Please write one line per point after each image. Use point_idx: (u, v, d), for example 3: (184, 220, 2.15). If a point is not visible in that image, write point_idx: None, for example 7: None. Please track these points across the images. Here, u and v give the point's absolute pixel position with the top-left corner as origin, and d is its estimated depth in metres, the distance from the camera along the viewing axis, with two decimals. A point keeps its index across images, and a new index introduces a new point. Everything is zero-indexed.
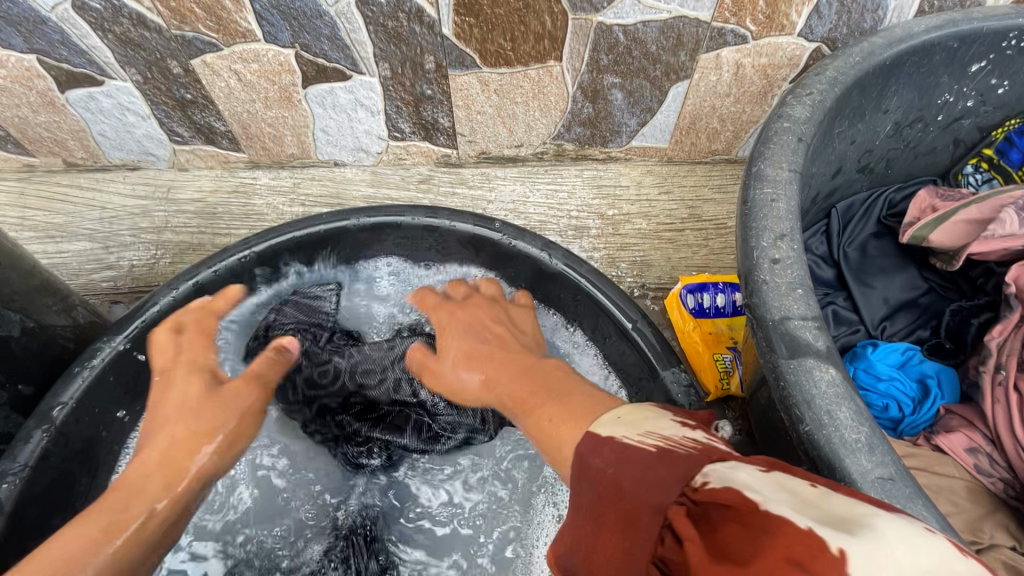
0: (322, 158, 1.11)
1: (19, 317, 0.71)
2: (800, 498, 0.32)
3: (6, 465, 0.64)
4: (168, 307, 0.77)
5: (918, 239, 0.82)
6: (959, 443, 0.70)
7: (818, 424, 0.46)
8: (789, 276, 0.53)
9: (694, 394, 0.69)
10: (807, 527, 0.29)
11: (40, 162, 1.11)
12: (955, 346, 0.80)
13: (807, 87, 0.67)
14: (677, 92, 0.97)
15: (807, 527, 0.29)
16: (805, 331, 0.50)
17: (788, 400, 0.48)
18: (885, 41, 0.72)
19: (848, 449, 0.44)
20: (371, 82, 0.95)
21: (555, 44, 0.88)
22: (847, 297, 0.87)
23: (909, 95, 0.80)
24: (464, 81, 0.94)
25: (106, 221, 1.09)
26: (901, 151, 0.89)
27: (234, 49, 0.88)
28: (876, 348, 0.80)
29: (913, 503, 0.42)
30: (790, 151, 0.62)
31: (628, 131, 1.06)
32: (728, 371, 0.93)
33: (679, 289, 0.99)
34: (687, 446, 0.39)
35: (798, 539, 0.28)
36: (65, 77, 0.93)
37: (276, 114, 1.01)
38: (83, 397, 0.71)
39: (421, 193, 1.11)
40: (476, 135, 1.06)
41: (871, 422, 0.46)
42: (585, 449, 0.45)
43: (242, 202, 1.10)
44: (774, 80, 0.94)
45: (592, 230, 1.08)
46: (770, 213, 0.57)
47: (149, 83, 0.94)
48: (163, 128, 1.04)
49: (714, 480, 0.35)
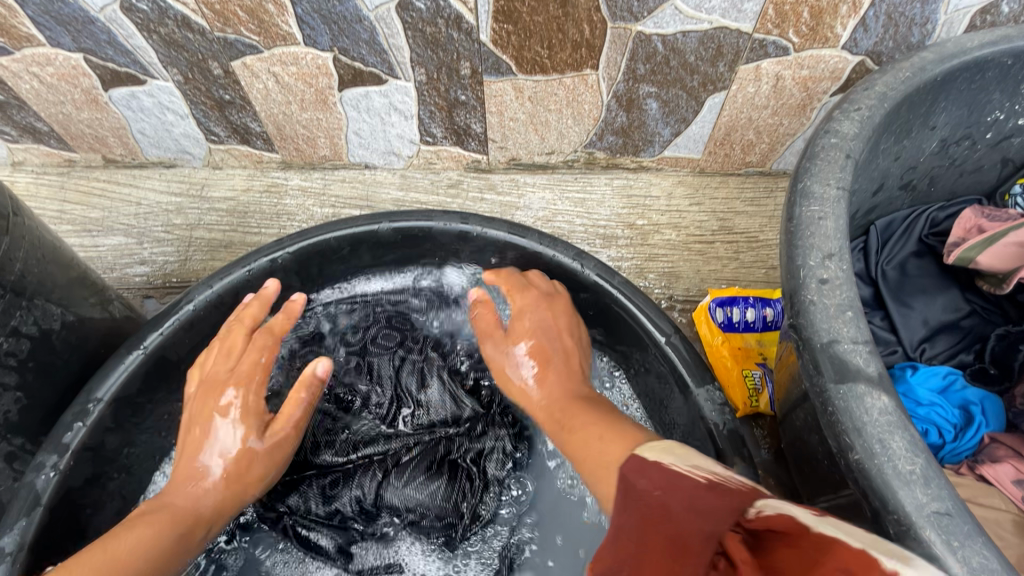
0: (354, 161, 1.12)
1: (59, 311, 0.73)
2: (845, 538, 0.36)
3: (46, 456, 0.65)
4: (203, 305, 0.77)
5: (964, 260, 0.80)
6: (1005, 473, 0.67)
7: (870, 453, 0.44)
8: (839, 297, 0.51)
9: (728, 413, 0.68)
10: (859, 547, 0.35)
11: (80, 157, 1.14)
12: (1000, 372, 0.78)
13: (855, 103, 0.66)
14: (713, 103, 0.96)
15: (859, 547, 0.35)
16: (856, 355, 0.48)
17: (836, 427, 0.47)
18: (936, 57, 0.70)
19: (901, 480, 0.43)
20: (406, 87, 0.95)
21: (592, 52, 0.87)
22: (885, 316, 0.85)
23: (958, 112, 0.77)
24: (499, 87, 0.94)
25: (140, 217, 1.11)
26: (946, 169, 0.86)
27: (274, 52, 0.89)
28: (916, 371, 0.78)
29: (972, 541, 0.40)
30: (837, 168, 0.60)
31: (661, 141, 1.05)
32: (757, 388, 0.91)
33: (709, 302, 0.98)
34: (732, 483, 0.43)
35: (852, 556, 0.35)
36: (109, 76, 0.95)
37: (311, 116, 1.02)
38: (118, 389, 0.71)
39: (450, 198, 1.11)
40: (508, 141, 1.06)
41: (927, 453, 0.44)
42: (630, 469, 0.48)
43: (273, 202, 1.12)
44: (814, 93, 0.92)
45: (621, 239, 1.07)
46: (817, 232, 0.55)
47: (190, 83, 0.96)
48: (200, 127, 1.06)
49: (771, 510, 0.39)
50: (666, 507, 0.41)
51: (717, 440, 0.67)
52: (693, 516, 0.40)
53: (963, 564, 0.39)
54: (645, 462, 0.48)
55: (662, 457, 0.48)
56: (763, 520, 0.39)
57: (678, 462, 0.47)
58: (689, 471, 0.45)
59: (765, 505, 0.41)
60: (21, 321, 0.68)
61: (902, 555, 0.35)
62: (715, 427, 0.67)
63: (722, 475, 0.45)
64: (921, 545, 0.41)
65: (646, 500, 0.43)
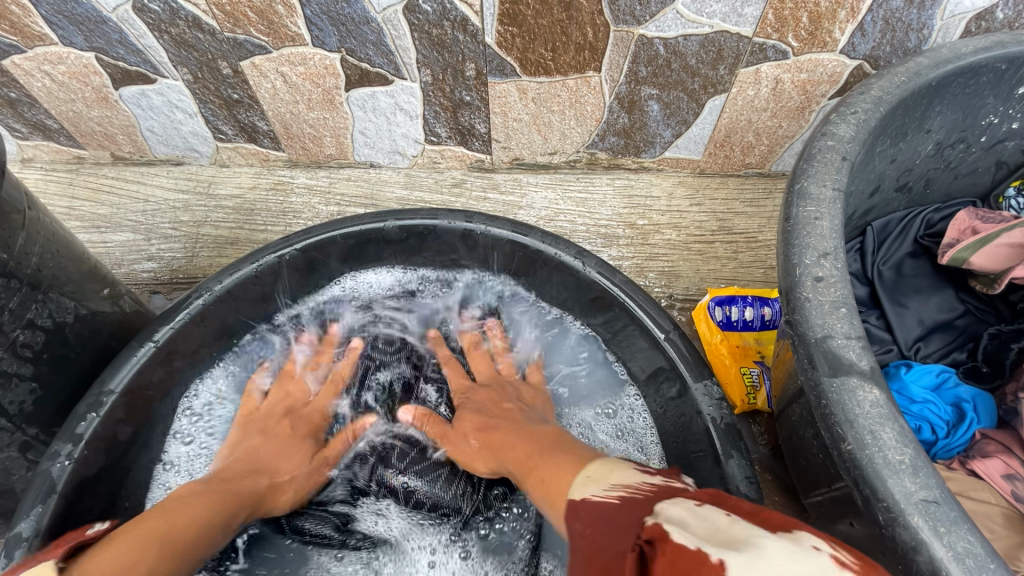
0: (359, 160, 1.14)
1: (73, 304, 0.74)
2: (710, 529, 0.36)
3: (60, 445, 0.67)
4: (212, 300, 0.79)
5: (959, 261, 0.81)
6: (995, 468, 0.69)
7: (862, 443, 0.46)
8: (833, 294, 0.53)
9: (726, 408, 0.70)
10: (697, 548, 0.34)
11: (89, 154, 1.16)
12: (992, 370, 0.80)
13: (851, 106, 0.67)
14: (714, 105, 0.97)
15: (697, 547, 0.34)
16: (849, 350, 0.50)
17: (829, 419, 0.49)
18: (931, 61, 0.72)
19: (891, 470, 0.44)
20: (412, 87, 0.97)
21: (595, 55, 0.89)
22: (880, 316, 0.87)
23: (952, 116, 0.79)
24: (504, 88, 0.96)
25: (148, 214, 1.13)
26: (941, 171, 0.88)
27: (283, 52, 0.91)
28: (910, 369, 0.80)
29: (958, 528, 0.42)
30: (833, 170, 0.62)
31: (662, 143, 1.06)
32: (755, 386, 0.93)
33: (708, 301, 1.00)
34: (643, 490, 0.46)
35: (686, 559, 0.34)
36: (120, 74, 0.97)
37: (318, 115, 1.03)
38: (130, 381, 0.73)
39: (454, 197, 1.13)
40: (511, 141, 1.08)
41: (916, 444, 0.45)
42: (566, 510, 0.50)
43: (279, 200, 1.13)
44: (813, 96, 0.94)
45: (621, 238, 1.09)
46: (814, 231, 0.57)
47: (199, 82, 0.98)
48: (208, 126, 1.07)
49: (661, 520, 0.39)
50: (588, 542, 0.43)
51: (715, 434, 0.68)
52: (602, 536, 0.42)
53: (949, 549, 0.41)
54: (576, 501, 0.49)
55: (587, 490, 0.50)
56: (652, 530, 0.39)
57: (597, 489, 0.49)
58: (607, 496, 0.46)
59: (659, 513, 0.40)
60: (36, 313, 0.69)
61: (760, 543, 0.34)
62: (713, 421, 0.69)
63: (657, 487, 0.47)
64: (910, 531, 0.42)
65: (582, 535, 0.45)
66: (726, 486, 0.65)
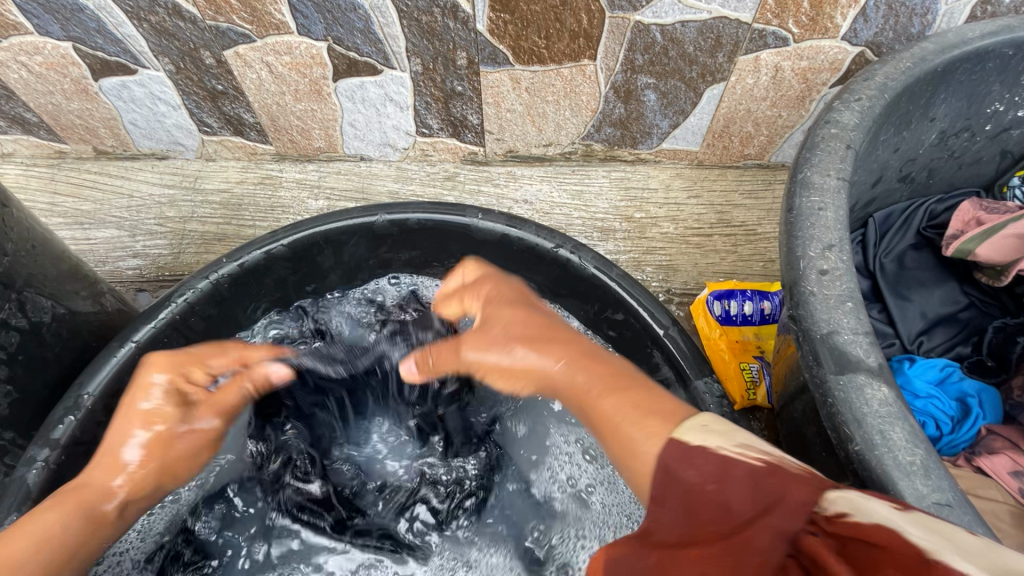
0: (349, 153, 1.11)
1: (50, 304, 0.72)
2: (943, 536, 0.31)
3: (36, 451, 0.64)
4: (195, 298, 0.76)
5: (963, 253, 0.80)
6: (1002, 465, 0.67)
7: (869, 444, 0.44)
8: (838, 288, 0.51)
9: (726, 405, 0.68)
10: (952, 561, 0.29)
11: (71, 149, 1.12)
12: (997, 364, 0.78)
13: (855, 93, 0.65)
14: (712, 94, 0.95)
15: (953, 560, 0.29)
16: (856, 346, 0.48)
17: (835, 418, 0.46)
18: (937, 47, 0.69)
19: (901, 472, 0.42)
20: (402, 77, 0.94)
21: (590, 42, 0.86)
22: (883, 309, 0.85)
23: (957, 103, 0.77)
24: (496, 78, 0.93)
25: (132, 210, 1.10)
26: (945, 161, 0.86)
27: (267, 41, 0.88)
28: (913, 363, 0.78)
29: (972, 531, 0.40)
30: (838, 158, 0.59)
31: (659, 133, 1.04)
32: (755, 381, 0.91)
33: (706, 295, 0.98)
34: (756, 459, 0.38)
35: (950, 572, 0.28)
36: (99, 65, 0.93)
37: (305, 107, 1.00)
38: (111, 383, 0.70)
39: (446, 190, 1.10)
40: (505, 133, 1.05)
41: (926, 444, 0.43)
42: (666, 461, 0.41)
43: (268, 194, 1.10)
44: (813, 84, 0.91)
45: (618, 232, 1.06)
46: (817, 222, 0.55)
47: (182, 73, 0.94)
48: (193, 118, 1.04)
49: (845, 510, 0.33)
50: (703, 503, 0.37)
51: None
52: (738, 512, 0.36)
53: None
54: (687, 447, 0.41)
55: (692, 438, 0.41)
56: (847, 524, 0.33)
57: (725, 443, 0.40)
58: (744, 453, 0.39)
59: (838, 499, 0.34)
60: (10, 314, 0.67)
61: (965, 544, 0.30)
62: None
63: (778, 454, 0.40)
64: None
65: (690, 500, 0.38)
66: None
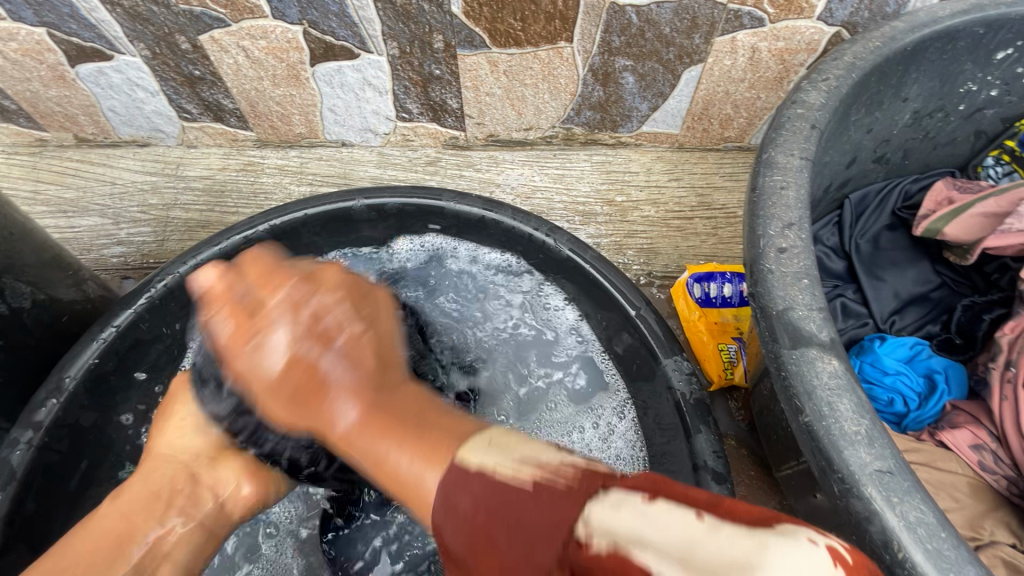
0: (330, 138, 1.11)
1: (30, 290, 0.73)
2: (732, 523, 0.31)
3: (19, 432, 0.66)
4: (174, 284, 0.77)
5: (932, 232, 0.81)
6: (963, 439, 0.69)
7: (819, 415, 0.45)
8: (796, 265, 0.52)
9: (696, 383, 0.69)
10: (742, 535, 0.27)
11: (51, 136, 1.12)
12: (964, 342, 0.80)
13: (823, 73, 0.65)
14: (690, 76, 0.95)
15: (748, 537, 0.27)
16: (809, 321, 0.49)
17: (789, 391, 0.48)
18: (907, 26, 0.70)
19: (847, 441, 0.44)
20: (379, 61, 0.93)
21: (566, 25, 0.86)
22: (857, 289, 0.86)
23: (930, 83, 0.77)
24: (473, 61, 0.93)
25: (115, 197, 1.10)
26: (920, 142, 0.87)
27: (242, 25, 0.88)
28: (883, 342, 0.80)
29: (911, 497, 0.41)
30: (802, 138, 0.60)
31: (639, 116, 1.04)
32: (732, 361, 0.93)
33: (686, 278, 0.99)
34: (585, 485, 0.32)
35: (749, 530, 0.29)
36: (75, 51, 0.93)
37: (284, 92, 1.00)
38: (91, 367, 0.71)
39: (428, 175, 1.10)
40: (485, 117, 1.05)
41: (873, 415, 0.45)
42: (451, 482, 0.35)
43: (249, 180, 1.11)
44: (791, 65, 0.91)
45: (599, 215, 1.07)
46: (778, 201, 0.56)
47: (158, 59, 0.94)
48: (172, 104, 1.04)
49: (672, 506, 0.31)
50: (493, 536, 0.31)
51: (684, 410, 0.68)
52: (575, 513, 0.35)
53: (901, 519, 0.41)
54: (464, 465, 0.35)
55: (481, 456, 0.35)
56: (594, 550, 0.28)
57: (502, 459, 0.35)
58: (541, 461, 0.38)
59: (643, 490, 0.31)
60: None
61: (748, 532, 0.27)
62: (682, 397, 0.68)
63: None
64: (863, 502, 0.42)
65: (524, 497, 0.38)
66: (694, 462, 0.65)
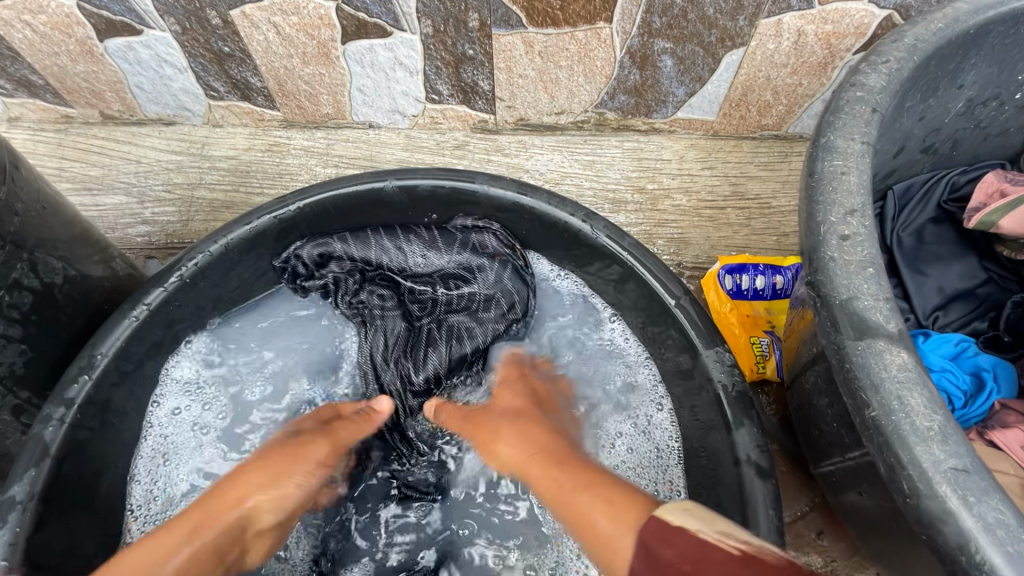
0: (357, 120, 1.09)
1: (62, 265, 0.72)
2: None
3: (52, 409, 0.65)
4: (204, 264, 0.76)
5: (986, 225, 0.78)
6: (1015, 439, 0.67)
7: (887, 409, 0.43)
8: (859, 254, 0.50)
9: (738, 375, 0.67)
10: None
11: (77, 113, 1.11)
12: (1013, 340, 0.78)
13: (883, 55, 0.62)
14: (731, 61, 0.92)
15: None
16: (876, 313, 0.47)
17: (853, 384, 0.46)
18: (971, 8, 0.66)
19: (918, 437, 0.42)
20: (412, 40, 0.91)
21: (606, 4, 0.83)
22: (899, 284, 0.84)
23: (987, 70, 0.74)
24: (509, 41, 0.91)
25: (141, 175, 1.09)
26: (971, 132, 0.84)
27: (274, 0, 0.85)
28: (928, 337, 0.77)
29: (988, 497, 0.39)
30: (862, 122, 0.57)
31: (674, 102, 1.01)
32: (764, 355, 0.91)
33: (718, 269, 0.96)
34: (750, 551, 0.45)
35: None
36: (104, 25, 0.91)
37: (313, 71, 0.99)
38: (122, 345, 0.70)
39: (456, 159, 1.09)
40: (516, 100, 1.03)
41: (946, 411, 0.43)
42: (648, 533, 0.48)
43: (275, 161, 1.09)
44: (837, 50, 0.88)
45: (629, 203, 1.05)
46: (839, 187, 0.53)
47: (188, 34, 0.92)
48: (199, 82, 1.03)
49: None
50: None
51: (725, 403, 0.66)
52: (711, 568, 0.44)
53: (979, 519, 0.39)
54: (668, 526, 0.48)
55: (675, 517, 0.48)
56: None
57: (705, 526, 0.47)
58: (722, 541, 0.46)
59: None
60: (23, 274, 0.67)
61: None
62: (724, 388, 0.67)
63: (755, 544, 0.46)
64: (937, 501, 0.40)
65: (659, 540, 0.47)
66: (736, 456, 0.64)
